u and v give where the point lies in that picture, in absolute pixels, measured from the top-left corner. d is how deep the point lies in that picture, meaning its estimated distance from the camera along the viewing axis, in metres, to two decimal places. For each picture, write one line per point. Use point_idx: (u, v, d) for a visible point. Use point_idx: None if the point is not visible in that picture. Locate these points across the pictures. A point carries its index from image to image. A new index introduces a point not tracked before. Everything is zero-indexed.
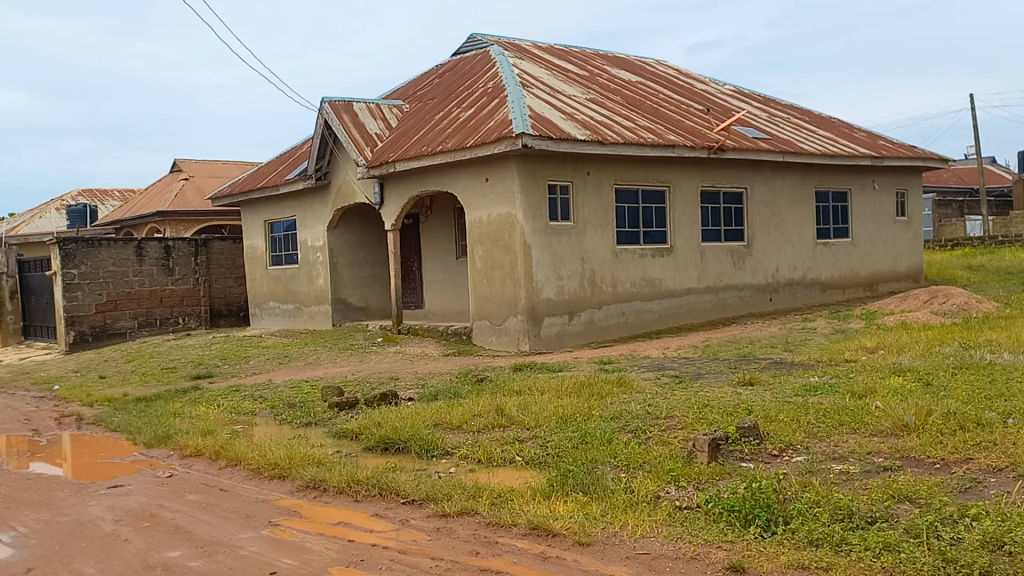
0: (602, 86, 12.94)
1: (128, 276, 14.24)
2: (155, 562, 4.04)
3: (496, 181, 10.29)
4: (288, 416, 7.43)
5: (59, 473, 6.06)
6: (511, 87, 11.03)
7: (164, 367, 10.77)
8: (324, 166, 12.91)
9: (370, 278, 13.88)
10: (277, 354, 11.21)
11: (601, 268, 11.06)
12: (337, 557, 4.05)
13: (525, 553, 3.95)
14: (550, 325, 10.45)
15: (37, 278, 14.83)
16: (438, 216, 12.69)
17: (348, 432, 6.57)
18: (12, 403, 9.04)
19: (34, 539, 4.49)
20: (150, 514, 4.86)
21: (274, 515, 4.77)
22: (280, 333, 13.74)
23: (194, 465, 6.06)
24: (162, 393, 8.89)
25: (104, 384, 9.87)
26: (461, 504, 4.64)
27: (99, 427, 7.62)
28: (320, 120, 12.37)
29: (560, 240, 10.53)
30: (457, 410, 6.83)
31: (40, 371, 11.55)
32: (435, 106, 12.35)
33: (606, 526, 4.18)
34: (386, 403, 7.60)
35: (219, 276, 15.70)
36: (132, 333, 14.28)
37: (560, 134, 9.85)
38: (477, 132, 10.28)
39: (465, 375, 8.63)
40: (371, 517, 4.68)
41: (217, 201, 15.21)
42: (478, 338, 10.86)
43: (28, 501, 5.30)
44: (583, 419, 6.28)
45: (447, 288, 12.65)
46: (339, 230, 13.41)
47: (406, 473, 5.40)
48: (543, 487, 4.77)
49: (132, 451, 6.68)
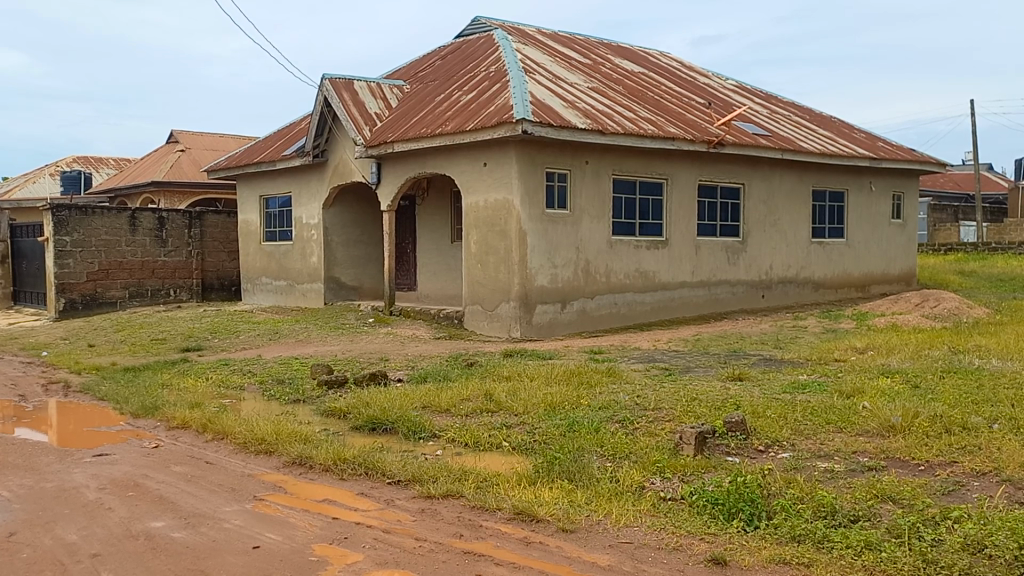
0: (605, 75, 12.90)
1: (121, 246, 14.17)
2: (138, 532, 4.04)
3: (494, 166, 10.26)
4: (277, 392, 7.43)
5: (44, 439, 6.04)
6: (513, 72, 10.97)
7: (154, 338, 10.73)
8: (322, 144, 12.85)
9: (363, 258, 13.85)
10: (268, 330, 11.18)
11: (595, 258, 11.06)
12: (321, 534, 4.05)
13: (508, 538, 3.97)
14: (543, 313, 10.47)
15: (29, 243, 14.75)
16: (436, 199, 12.66)
17: (336, 410, 6.57)
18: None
19: (18, 504, 4.49)
20: (135, 483, 4.86)
21: (259, 490, 4.77)
22: (271, 310, 13.71)
23: (180, 437, 6.06)
24: (150, 364, 8.87)
25: (92, 353, 9.83)
26: (447, 486, 4.65)
27: (85, 395, 7.60)
28: (320, 98, 12.30)
29: (556, 228, 10.52)
30: (447, 393, 6.84)
31: (28, 336, 11.49)
32: (436, 88, 12.29)
33: (589, 514, 4.19)
34: (374, 383, 7.60)
35: (212, 250, 15.63)
36: (123, 303, 14.23)
37: (560, 122, 9.82)
38: (477, 116, 10.24)
39: (455, 359, 8.63)
40: (355, 495, 4.68)
41: (212, 173, 15.12)
42: (469, 322, 10.85)
43: (11, 465, 5.29)
44: (571, 407, 6.30)
45: (440, 271, 12.64)
46: (334, 208, 13.37)
47: (392, 454, 5.40)
48: (529, 473, 4.78)
49: (119, 420, 6.67)
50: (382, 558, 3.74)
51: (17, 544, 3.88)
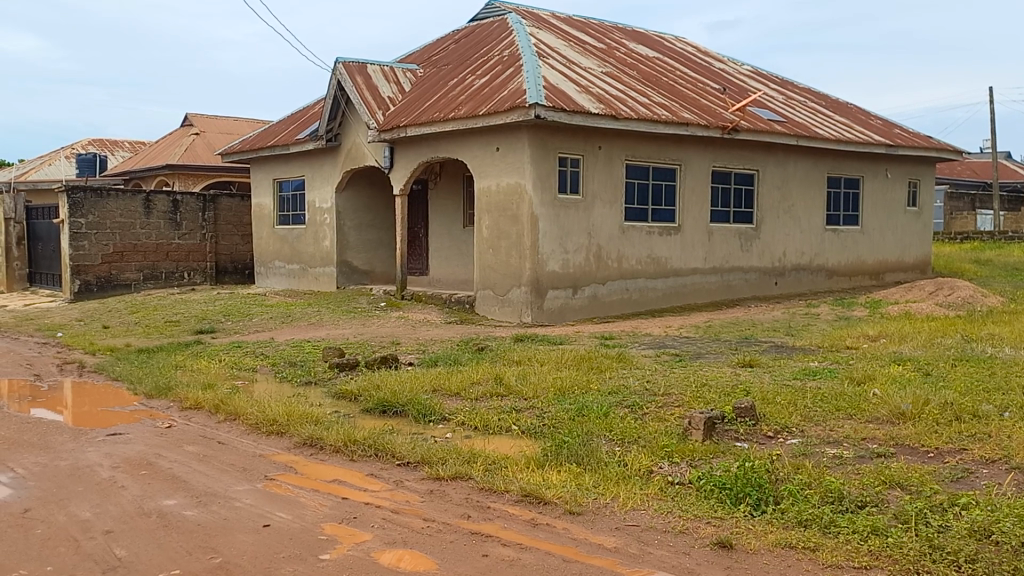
0: (619, 60, 12.85)
1: (135, 228, 14.26)
2: (151, 510, 4.09)
3: (506, 151, 10.25)
4: (288, 374, 7.49)
5: (58, 419, 6.12)
6: (527, 56, 10.93)
7: (167, 320, 10.81)
8: (335, 128, 12.85)
9: (376, 242, 13.88)
10: (281, 313, 11.25)
11: (607, 244, 11.04)
12: (331, 513, 4.09)
13: (515, 519, 3.99)
14: (554, 298, 10.47)
15: (44, 225, 14.87)
16: (449, 184, 12.67)
17: (346, 392, 6.62)
18: (15, 347, 9.13)
19: (32, 481, 4.55)
20: (147, 462, 4.91)
21: (270, 470, 4.82)
22: (284, 293, 13.76)
23: (193, 418, 6.11)
24: (163, 345, 8.94)
25: (107, 334, 9.93)
26: (455, 468, 4.68)
27: (99, 375, 7.70)
28: (333, 81, 12.31)
29: (568, 213, 10.51)
30: (457, 377, 6.88)
31: (44, 317, 11.59)
32: (449, 72, 12.25)
33: (597, 497, 4.21)
34: (385, 366, 7.65)
35: (226, 233, 15.69)
36: (137, 285, 14.35)
37: (573, 107, 9.78)
38: (490, 101, 10.21)
39: (466, 343, 8.65)
40: (365, 476, 4.72)
41: (226, 157, 15.15)
42: (480, 307, 10.87)
43: (26, 443, 5.36)
44: (580, 392, 6.31)
45: (452, 256, 12.65)
46: (347, 192, 13.40)
47: (401, 436, 5.43)
48: (537, 456, 4.80)
49: (133, 400, 6.74)
50: (390, 538, 3.77)
51: (31, 521, 3.93)
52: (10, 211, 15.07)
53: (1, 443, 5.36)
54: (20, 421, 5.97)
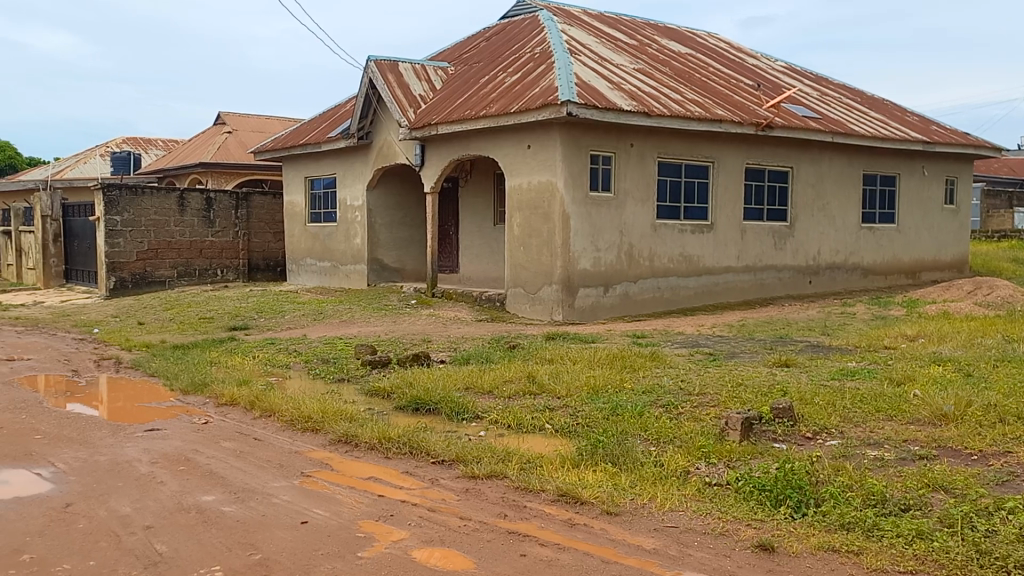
0: (651, 56, 12.76)
1: (170, 226, 14.42)
2: (190, 505, 4.12)
3: (538, 148, 10.22)
4: (322, 371, 7.53)
5: (98, 414, 6.20)
6: (558, 53, 10.88)
7: (201, 317, 10.92)
8: (367, 126, 12.90)
9: (406, 240, 13.92)
10: (312, 310, 11.32)
11: (639, 242, 10.98)
12: (368, 511, 4.10)
13: (552, 519, 3.98)
14: (585, 297, 10.43)
15: (80, 222, 15.10)
16: (479, 182, 12.66)
17: (380, 390, 6.63)
18: (54, 342, 9.27)
19: (73, 476, 4.60)
20: (185, 458, 4.95)
21: (306, 466, 4.84)
22: (315, 290, 13.84)
23: (229, 414, 6.16)
24: (198, 342, 9.02)
25: (143, 330, 10.06)
26: (491, 466, 4.67)
27: (136, 370, 7.79)
28: (365, 79, 12.35)
29: (600, 211, 10.45)
30: (490, 375, 6.87)
31: (80, 314, 11.76)
32: (481, 70, 12.24)
33: (634, 498, 4.18)
34: (418, 363, 7.66)
35: (259, 231, 15.82)
36: (171, 282, 14.51)
37: (606, 104, 9.73)
38: (522, 98, 10.18)
39: (497, 342, 8.64)
40: (400, 474, 4.73)
41: (258, 155, 15.27)
42: (511, 305, 10.86)
43: (66, 438, 5.44)
44: (614, 391, 6.28)
45: (482, 253, 12.65)
46: (378, 189, 13.44)
47: (436, 434, 5.44)
48: (573, 456, 4.78)
49: (169, 396, 6.81)
50: (428, 536, 3.77)
51: (73, 515, 3.98)
52: (47, 209, 15.32)
53: (42, 437, 5.44)
54: (60, 416, 6.05)
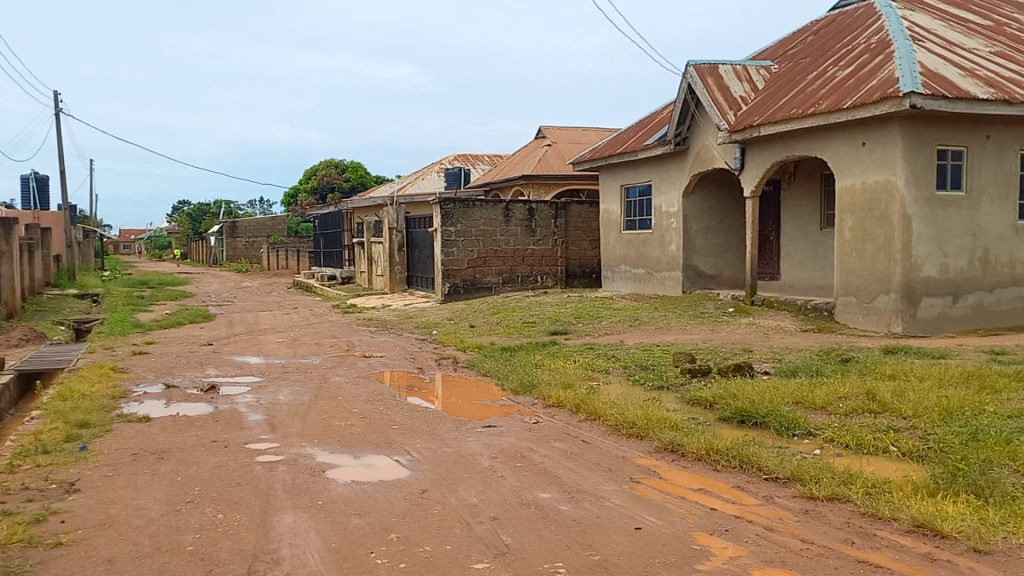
0: (1011, 36, 11.23)
1: (496, 236, 15.41)
2: (529, 500, 4.30)
3: (874, 145, 9.42)
4: (645, 378, 7.56)
5: (443, 408, 6.75)
6: (899, 41, 9.95)
7: (526, 321, 11.50)
8: (684, 132, 12.78)
9: (723, 246, 13.59)
10: (629, 316, 11.45)
11: (996, 246, 9.80)
12: (702, 523, 3.99)
13: (909, 552, 3.58)
14: (929, 307, 9.43)
15: (421, 233, 16.67)
16: (803, 184, 12.00)
17: (706, 399, 6.48)
18: (402, 343, 10.31)
19: (426, 464, 5.03)
20: (521, 455, 5.20)
21: (634, 472, 4.85)
22: (631, 296, 14.00)
23: (559, 415, 6.39)
24: (527, 343, 9.50)
25: (475, 332, 10.83)
26: (832, 488, 4.34)
27: (472, 369, 8.39)
28: (683, 85, 12.26)
29: (947, 212, 9.40)
30: (824, 390, 6.43)
31: (422, 316, 12.98)
32: (807, 66, 11.59)
33: (1010, 537, 3.64)
34: (743, 373, 7.39)
35: (576, 239, 16.35)
36: (497, 288, 15.50)
37: (958, 92, 8.72)
38: (856, 92, 9.45)
39: (827, 354, 8.09)
40: (731, 487, 4.56)
41: (576, 165, 15.80)
42: (841, 315, 10.13)
43: (418, 429, 5.98)
44: (972, 414, 5.57)
45: (806, 260, 11.96)
46: (694, 195, 13.27)
47: (767, 448, 5.18)
48: (927, 483, 4.29)
49: (503, 395, 7.23)
50: (768, 556, 3.57)
51: (429, 500, 4.33)
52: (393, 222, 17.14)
53: (398, 427, 6.03)
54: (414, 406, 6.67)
